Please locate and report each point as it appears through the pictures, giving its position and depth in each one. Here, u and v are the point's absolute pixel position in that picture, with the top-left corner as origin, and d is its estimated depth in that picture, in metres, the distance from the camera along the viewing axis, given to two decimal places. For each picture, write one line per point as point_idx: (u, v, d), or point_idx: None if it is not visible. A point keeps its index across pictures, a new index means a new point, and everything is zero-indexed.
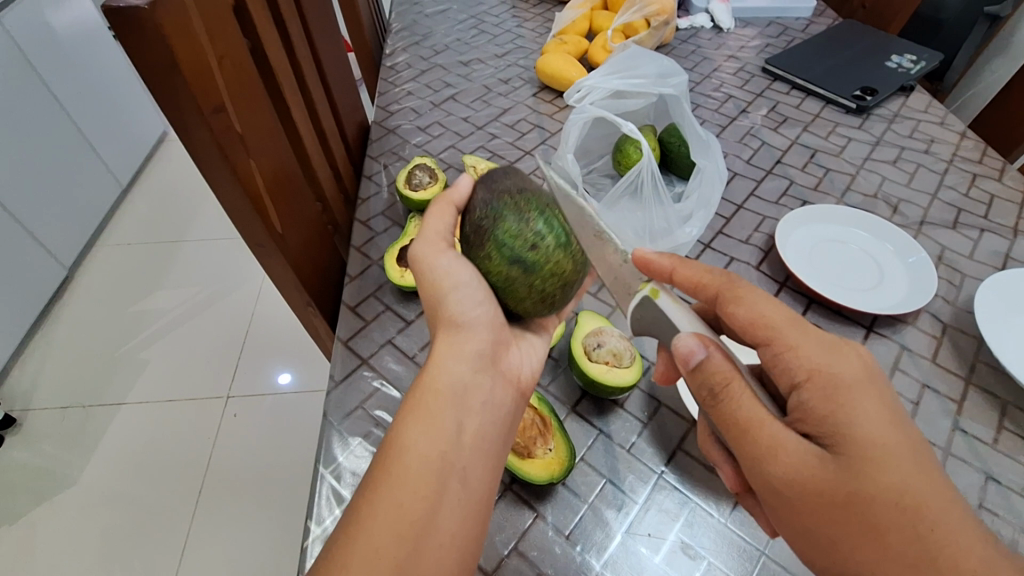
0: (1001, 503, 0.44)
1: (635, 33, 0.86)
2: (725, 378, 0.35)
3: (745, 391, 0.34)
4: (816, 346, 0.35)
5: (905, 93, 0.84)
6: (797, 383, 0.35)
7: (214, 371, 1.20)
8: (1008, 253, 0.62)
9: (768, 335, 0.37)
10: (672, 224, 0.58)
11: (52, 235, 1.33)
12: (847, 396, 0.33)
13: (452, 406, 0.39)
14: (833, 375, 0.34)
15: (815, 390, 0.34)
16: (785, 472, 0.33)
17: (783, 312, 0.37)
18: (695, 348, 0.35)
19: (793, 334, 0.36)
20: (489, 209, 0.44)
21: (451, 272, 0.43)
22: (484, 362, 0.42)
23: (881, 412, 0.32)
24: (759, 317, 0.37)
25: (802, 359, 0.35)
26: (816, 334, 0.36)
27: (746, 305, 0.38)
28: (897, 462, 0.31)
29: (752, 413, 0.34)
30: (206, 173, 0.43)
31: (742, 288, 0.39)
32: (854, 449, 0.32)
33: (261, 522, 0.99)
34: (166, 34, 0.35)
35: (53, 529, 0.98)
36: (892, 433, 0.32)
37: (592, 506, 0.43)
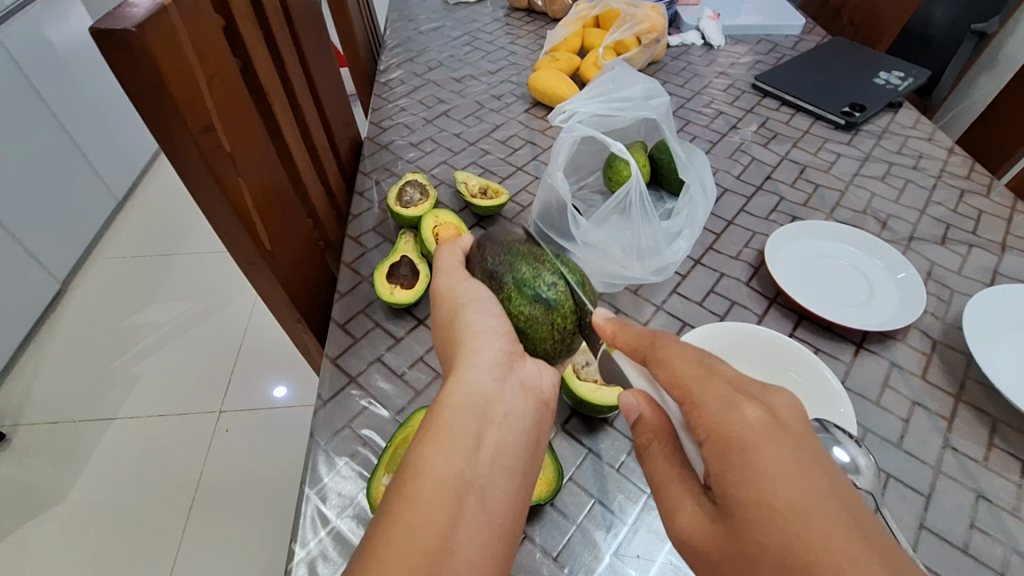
0: (992, 523, 0.43)
1: (626, 50, 0.88)
2: (647, 435, 0.36)
3: (666, 449, 0.36)
4: (717, 403, 0.32)
5: (893, 109, 0.85)
6: (700, 442, 0.32)
7: (206, 386, 1.19)
8: (997, 268, 0.62)
9: (680, 396, 0.34)
10: (660, 244, 0.59)
11: (46, 248, 1.33)
12: (742, 456, 0.30)
13: (472, 419, 0.37)
14: (727, 435, 0.31)
15: (710, 449, 0.31)
16: (683, 531, 0.33)
17: (693, 368, 0.34)
18: (633, 406, 0.37)
19: (696, 392, 0.33)
20: (503, 253, 0.47)
21: (468, 293, 0.44)
22: (503, 370, 0.40)
23: (774, 471, 0.29)
24: (673, 379, 0.34)
25: (699, 418, 0.32)
26: (720, 390, 0.32)
27: (661, 366, 0.35)
28: (790, 527, 0.28)
29: (663, 473, 0.35)
30: (196, 194, 0.43)
31: (659, 346, 0.35)
32: (741, 512, 0.30)
33: (252, 537, 0.97)
34: (154, 56, 0.35)
35: (40, 547, 0.97)
36: (788, 494, 0.29)
37: (580, 527, 0.43)
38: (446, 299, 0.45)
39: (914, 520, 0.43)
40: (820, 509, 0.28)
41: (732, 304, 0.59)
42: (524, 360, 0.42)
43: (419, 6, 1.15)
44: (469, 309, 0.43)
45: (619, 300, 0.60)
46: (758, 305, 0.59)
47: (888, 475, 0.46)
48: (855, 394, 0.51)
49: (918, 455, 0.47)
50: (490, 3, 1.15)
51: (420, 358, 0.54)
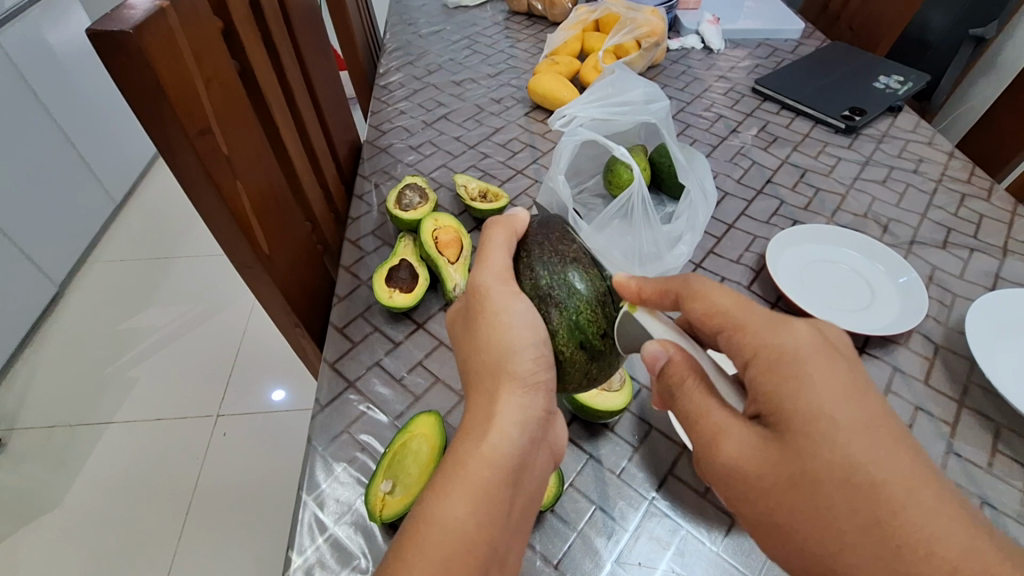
0: (997, 529, 0.43)
1: (626, 54, 0.88)
2: (677, 373, 0.37)
3: (699, 385, 0.37)
4: (762, 326, 0.36)
5: (893, 113, 0.84)
6: (747, 361, 0.36)
7: (204, 390, 1.18)
8: (999, 272, 0.62)
9: (721, 323, 0.38)
10: (661, 249, 0.59)
11: (43, 251, 1.33)
12: (793, 372, 0.33)
13: (510, 485, 0.37)
14: (779, 351, 0.34)
15: (761, 366, 0.35)
16: (730, 457, 0.34)
17: (732, 298, 0.38)
18: (658, 353, 0.38)
19: (740, 317, 0.37)
20: (549, 253, 0.46)
21: (522, 319, 0.42)
22: (538, 431, 0.40)
23: (825, 384, 0.33)
24: (711, 309, 0.38)
25: (748, 342, 0.36)
26: (763, 314, 0.37)
27: (699, 299, 0.39)
28: (850, 438, 0.31)
29: (701, 405, 0.36)
30: (193, 198, 0.43)
31: (694, 282, 0.40)
32: (796, 427, 0.32)
33: (246, 544, 0.96)
34: (151, 58, 0.35)
35: (34, 553, 0.96)
36: (846, 405, 0.32)
37: (581, 534, 0.42)
38: (496, 316, 0.42)
39: None
40: (866, 418, 0.32)
41: None
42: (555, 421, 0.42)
43: (418, 10, 1.16)
44: (524, 340, 0.41)
45: None
46: None
47: None
48: None
49: None
50: (489, 6, 1.15)
51: (419, 362, 0.53)
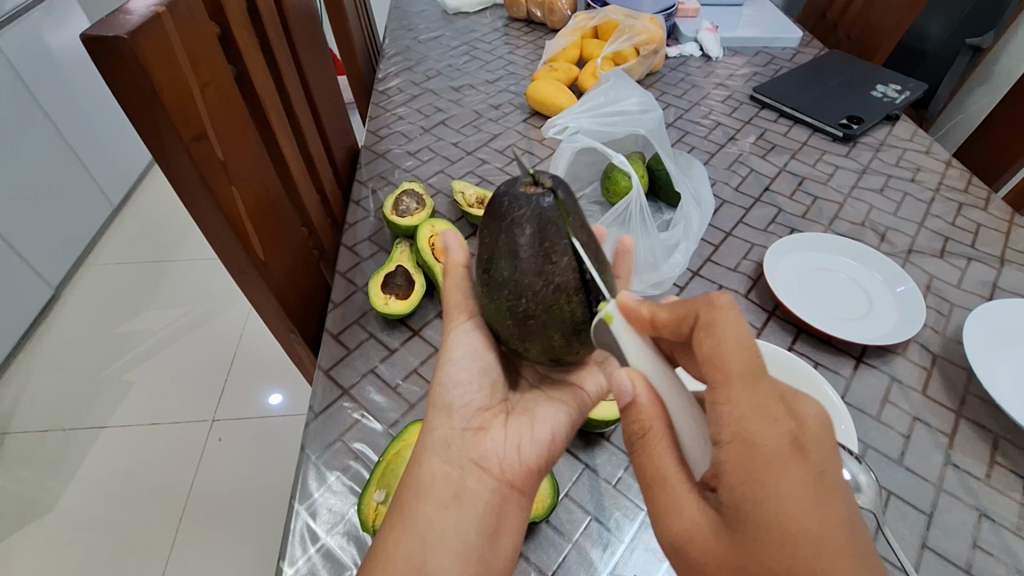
0: (996, 542, 0.43)
1: (625, 61, 0.88)
2: (640, 425, 0.35)
3: (664, 440, 0.34)
4: (751, 404, 0.31)
5: (891, 122, 0.85)
6: (719, 440, 0.31)
7: (200, 394, 1.17)
8: (996, 282, 0.62)
9: (716, 378, 0.32)
10: (658, 257, 0.59)
11: (40, 254, 1.32)
12: (763, 468, 0.29)
13: (419, 498, 0.37)
14: (753, 446, 0.30)
15: (731, 455, 0.30)
16: (677, 530, 0.32)
17: (742, 360, 0.32)
18: (624, 388, 0.34)
19: (734, 387, 0.31)
20: (536, 253, 0.38)
21: (456, 345, 0.43)
22: (455, 446, 0.40)
23: (794, 490, 0.29)
24: (714, 359, 0.33)
25: (732, 419, 0.31)
26: (759, 393, 0.31)
27: (711, 338, 0.33)
28: (801, 553, 0.28)
29: (661, 467, 0.34)
30: (188, 202, 0.43)
31: (718, 316, 0.33)
32: (747, 525, 0.29)
33: (242, 547, 0.96)
34: (146, 63, 0.35)
35: (26, 558, 0.95)
36: (808, 516, 0.28)
37: (577, 545, 0.42)
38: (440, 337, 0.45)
39: (915, 540, 0.42)
40: (828, 534, 0.28)
41: None
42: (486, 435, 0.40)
43: (418, 15, 1.16)
44: (447, 358, 0.43)
45: None
46: (756, 318, 0.58)
47: (890, 493, 0.45)
48: (855, 409, 0.51)
49: (919, 472, 0.46)
50: (488, 13, 1.16)
51: (415, 370, 0.53)
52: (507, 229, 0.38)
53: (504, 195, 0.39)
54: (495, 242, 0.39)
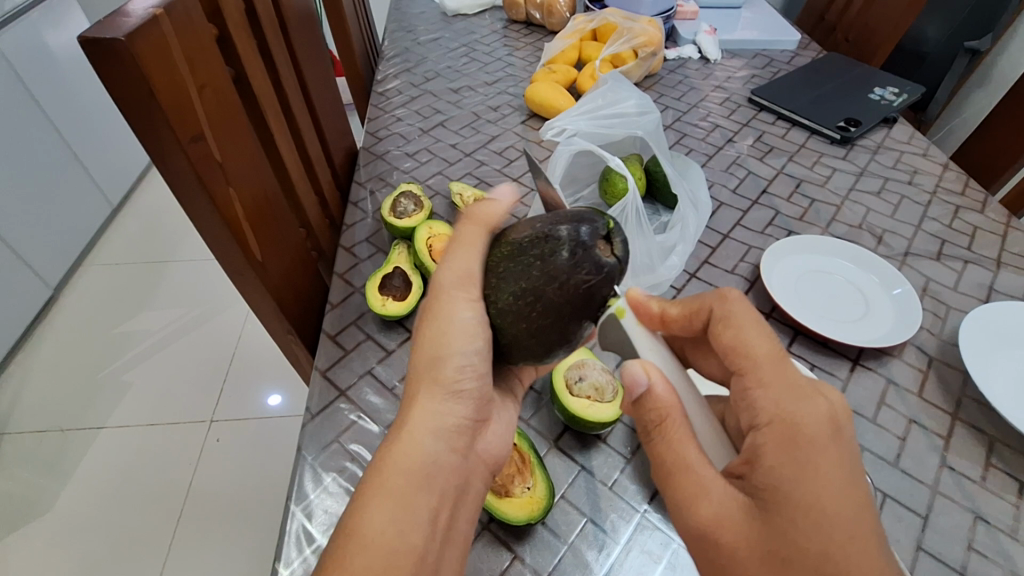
0: (991, 544, 0.43)
1: (623, 63, 0.88)
2: (660, 413, 0.35)
3: (682, 427, 0.34)
4: (784, 386, 0.33)
5: (888, 124, 0.85)
6: (757, 423, 0.33)
7: (198, 395, 1.17)
8: (992, 285, 0.62)
9: (741, 364, 0.35)
10: (655, 260, 0.59)
11: (39, 255, 1.32)
12: (805, 451, 0.31)
13: (424, 486, 0.38)
14: (795, 427, 0.32)
15: (771, 436, 0.32)
16: (706, 516, 0.32)
17: (766, 346, 0.35)
18: (639, 378, 0.35)
19: (765, 370, 0.34)
20: (590, 296, 0.38)
21: (471, 329, 0.39)
22: (460, 435, 0.40)
23: (831, 472, 0.31)
24: (740, 348, 0.35)
25: (769, 401, 0.33)
26: (789, 378, 0.34)
27: (730, 329, 0.36)
28: (832, 531, 0.30)
29: (685, 454, 0.33)
30: (185, 204, 0.43)
31: (731, 308, 0.37)
32: (786, 506, 0.30)
33: (239, 547, 0.96)
34: (142, 65, 0.35)
35: (23, 559, 0.94)
36: (840, 495, 0.30)
37: (572, 547, 0.42)
38: (443, 316, 0.40)
39: (910, 542, 0.43)
40: (854, 513, 0.30)
41: None
42: (487, 428, 0.43)
43: (417, 16, 1.16)
44: (456, 343, 0.39)
45: None
46: None
47: (885, 495, 0.45)
48: (851, 411, 0.51)
49: (915, 475, 0.46)
50: (487, 15, 1.16)
51: None
52: (571, 283, 0.37)
53: (584, 238, 0.37)
54: (557, 287, 0.37)
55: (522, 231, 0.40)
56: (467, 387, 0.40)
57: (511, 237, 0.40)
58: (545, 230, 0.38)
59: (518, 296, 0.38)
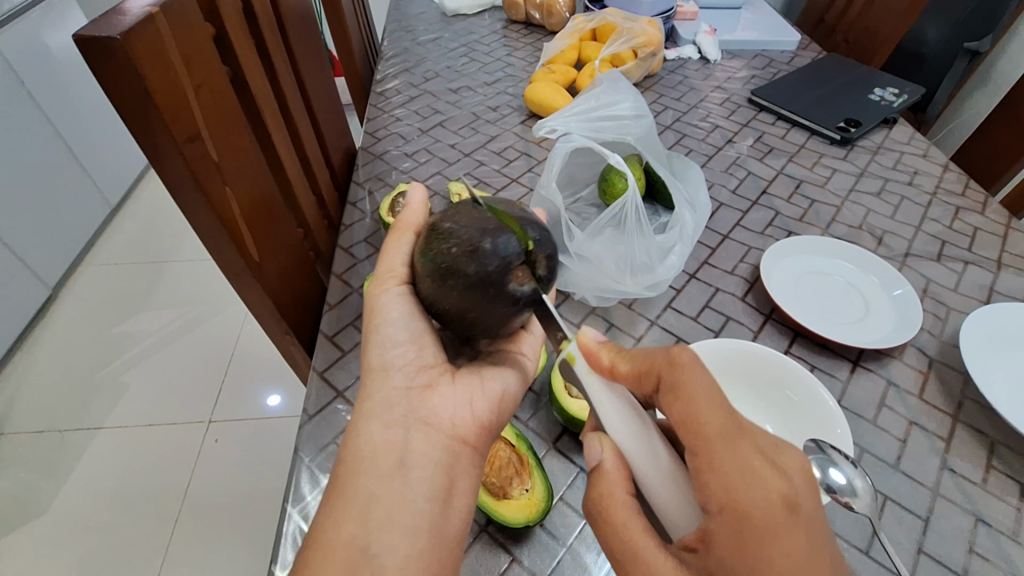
0: (992, 547, 0.42)
1: (622, 63, 0.88)
2: (606, 492, 0.36)
3: (631, 507, 0.36)
4: (737, 469, 0.32)
5: (888, 125, 0.85)
6: (709, 509, 0.32)
7: (197, 396, 1.17)
8: (992, 286, 0.62)
9: (692, 439, 0.33)
10: (653, 259, 0.58)
11: (38, 255, 1.32)
12: (757, 538, 0.30)
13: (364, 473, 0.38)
14: (745, 514, 0.31)
15: (722, 525, 0.31)
16: None
17: (717, 422, 0.33)
18: (589, 448, 0.37)
19: (716, 451, 0.32)
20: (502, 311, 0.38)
21: (385, 311, 0.43)
22: (398, 413, 0.40)
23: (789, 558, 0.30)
24: (690, 421, 0.33)
25: (720, 486, 0.32)
26: (744, 455, 0.32)
27: (680, 402, 0.34)
28: None
29: (632, 532, 0.35)
30: (181, 204, 0.42)
31: (681, 377, 0.34)
32: None
33: (239, 548, 0.96)
34: (138, 63, 0.34)
35: (21, 560, 0.94)
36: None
37: (571, 549, 0.42)
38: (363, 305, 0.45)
39: (911, 546, 0.42)
40: None
41: (727, 320, 0.59)
42: (430, 393, 0.41)
43: (417, 17, 1.16)
44: (373, 323, 0.43)
45: (612, 315, 0.59)
46: (753, 321, 0.58)
47: (885, 497, 0.45)
48: (851, 413, 0.50)
49: (915, 477, 0.46)
50: (487, 15, 1.16)
51: None
52: (486, 302, 0.38)
53: (495, 257, 0.37)
54: (476, 307, 0.38)
55: (448, 237, 0.39)
56: (390, 357, 0.42)
57: (438, 245, 0.39)
58: (472, 246, 0.37)
59: (439, 306, 0.40)
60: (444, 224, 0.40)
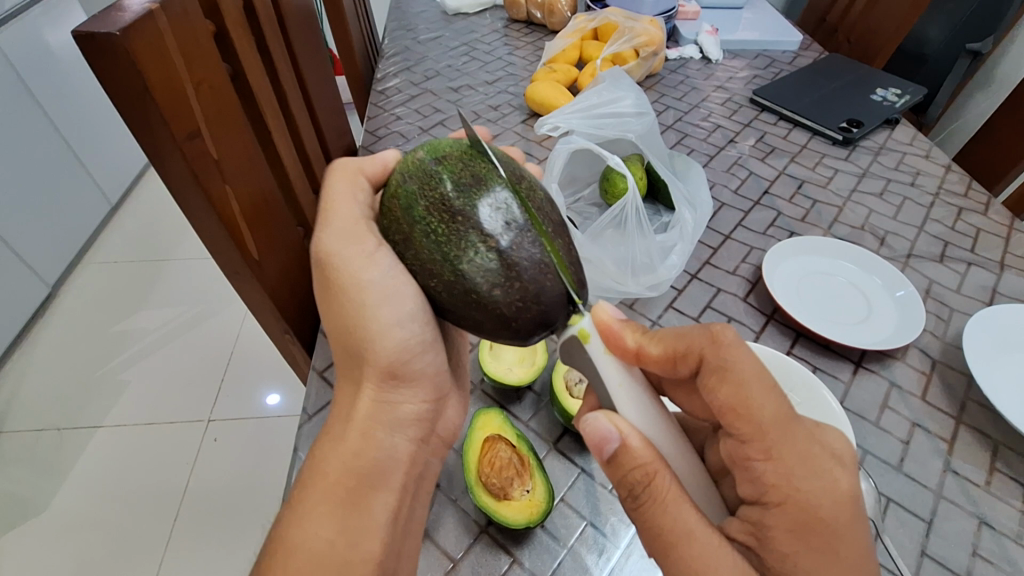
0: (995, 549, 0.42)
1: (624, 63, 0.88)
2: (644, 470, 0.34)
3: (669, 484, 0.33)
4: (796, 457, 0.32)
5: (890, 126, 0.84)
6: (767, 497, 0.33)
7: (196, 395, 1.16)
8: (996, 287, 0.62)
9: (747, 428, 0.33)
10: (654, 259, 0.58)
11: (37, 253, 1.31)
12: (816, 527, 0.31)
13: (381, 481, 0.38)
14: (807, 506, 0.31)
15: (782, 515, 0.32)
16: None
17: (772, 407, 0.33)
18: (610, 436, 0.35)
19: (774, 438, 0.33)
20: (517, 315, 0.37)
21: (388, 301, 0.39)
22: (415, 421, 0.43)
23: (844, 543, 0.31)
24: (740, 405, 0.34)
25: (777, 475, 0.32)
26: (804, 445, 0.33)
27: (728, 385, 0.34)
28: None
29: (686, 519, 0.32)
30: (181, 201, 0.42)
31: (728, 358, 0.35)
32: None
33: (237, 547, 0.95)
34: (138, 59, 0.34)
35: (19, 558, 0.94)
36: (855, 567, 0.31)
37: (572, 550, 0.42)
38: (348, 285, 0.39)
39: (914, 547, 0.42)
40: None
41: (728, 320, 0.58)
42: (444, 410, 0.46)
43: (418, 16, 1.15)
44: (386, 316, 0.39)
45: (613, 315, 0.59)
46: (755, 321, 0.58)
47: (888, 499, 0.45)
48: (853, 414, 0.50)
49: (918, 478, 0.46)
50: (488, 14, 1.15)
51: None
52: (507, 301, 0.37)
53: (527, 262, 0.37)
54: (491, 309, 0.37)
55: (487, 251, 0.37)
56: (419, 367, 0.42)
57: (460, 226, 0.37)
58: (512, 271, 0.36)
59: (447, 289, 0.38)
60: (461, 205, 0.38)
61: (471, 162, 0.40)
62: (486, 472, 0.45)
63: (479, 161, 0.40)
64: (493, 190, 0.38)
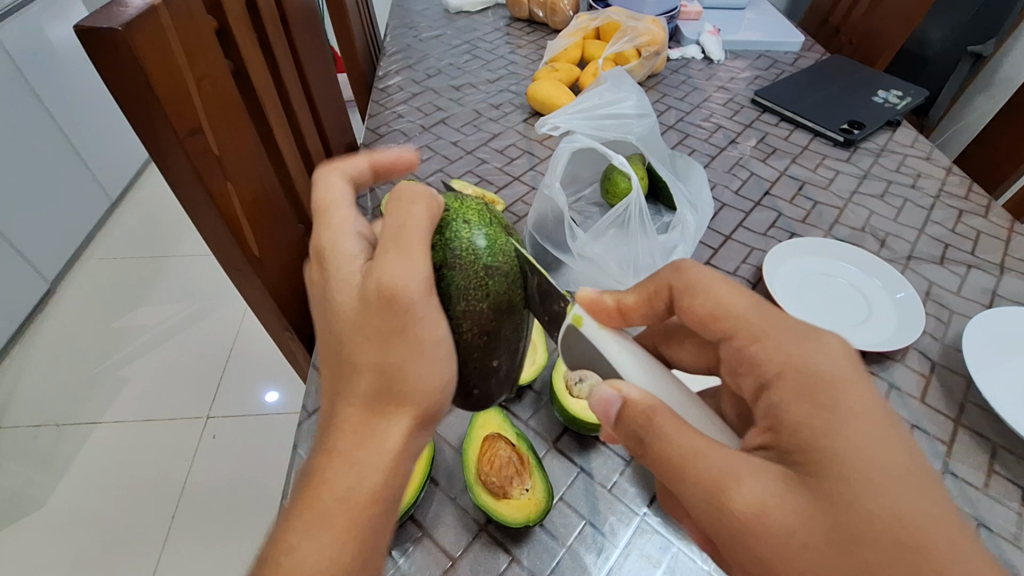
0: (993, 552, 0.42)
1: (626, 62, 0.88)
2: (644, 415, 0.32)
3: (673, 419, 0.31)
4: (778, 329, 0.33)
5: (891, 128, 0.84)
6: (767, 382, 0.32)
7: (195, 391, 1.16)
8: (995, 290, 0.62)
9: (730, 322, 0.35)
10: (657, 260, 0.58)
11: (37, 248, 1.31)
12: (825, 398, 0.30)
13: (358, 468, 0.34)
14: (809, 372, 0.31)
15: (786, 391, 0.31)
16: (747, 506, 0.28)
17: (743, 299, 0.35)
18: (609, 399, 0.33)
19: (755, 321, 0.34)
20: (482, 399, 0.45)
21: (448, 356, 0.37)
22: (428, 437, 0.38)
23: (862, 413, 0.29)
24: (715, 306, 0.35)
25: (768, 351, 0.33)
26: (779, 318, 0.34)
27: (699, 298, 0.36)
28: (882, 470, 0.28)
29: (691, 443, 0.30)
30: (183, 199, 0.42)
31: (690, 278, 0.37)
32: (825, 463, 0.29)
33: (235, 544, 0.95)
34: (141, 54, 0.34)
35: (18, 553, 0.94)
36: (875, 430, 0.29)
37: (570, 549, 0.42)
38: (425, 343, 0.35)
39: None
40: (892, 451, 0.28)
41: None
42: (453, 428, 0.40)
43: (420, 14, 1.15)
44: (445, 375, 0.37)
45: None
46: None
47: None
48: None
49: None
50: (490, 13, 1.15)
51: None
52: (484, 391, 0.44)
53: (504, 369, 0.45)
54: (475, 396, 0.44)
55: (488, 361, 0.43)
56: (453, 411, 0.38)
57: (477, 328, 0.42)
58: (495, 374, 0.44)
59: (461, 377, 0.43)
60: (489, 314, 0.42)
61: (515, 289, 0.43)
62: (485, 470, 0.44)
63: (517, 285, 0.44)
64: (515, 326, 0.44)
